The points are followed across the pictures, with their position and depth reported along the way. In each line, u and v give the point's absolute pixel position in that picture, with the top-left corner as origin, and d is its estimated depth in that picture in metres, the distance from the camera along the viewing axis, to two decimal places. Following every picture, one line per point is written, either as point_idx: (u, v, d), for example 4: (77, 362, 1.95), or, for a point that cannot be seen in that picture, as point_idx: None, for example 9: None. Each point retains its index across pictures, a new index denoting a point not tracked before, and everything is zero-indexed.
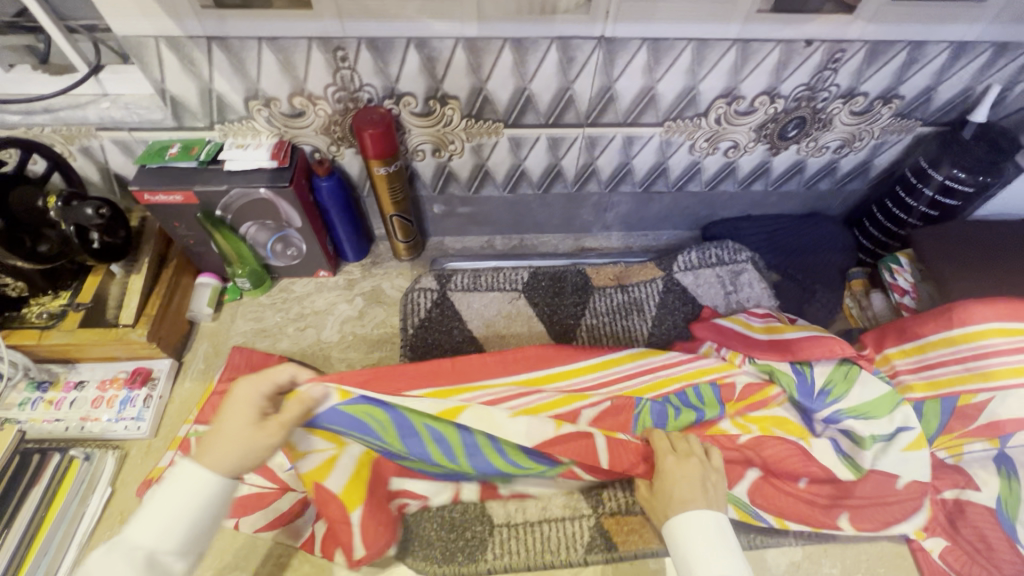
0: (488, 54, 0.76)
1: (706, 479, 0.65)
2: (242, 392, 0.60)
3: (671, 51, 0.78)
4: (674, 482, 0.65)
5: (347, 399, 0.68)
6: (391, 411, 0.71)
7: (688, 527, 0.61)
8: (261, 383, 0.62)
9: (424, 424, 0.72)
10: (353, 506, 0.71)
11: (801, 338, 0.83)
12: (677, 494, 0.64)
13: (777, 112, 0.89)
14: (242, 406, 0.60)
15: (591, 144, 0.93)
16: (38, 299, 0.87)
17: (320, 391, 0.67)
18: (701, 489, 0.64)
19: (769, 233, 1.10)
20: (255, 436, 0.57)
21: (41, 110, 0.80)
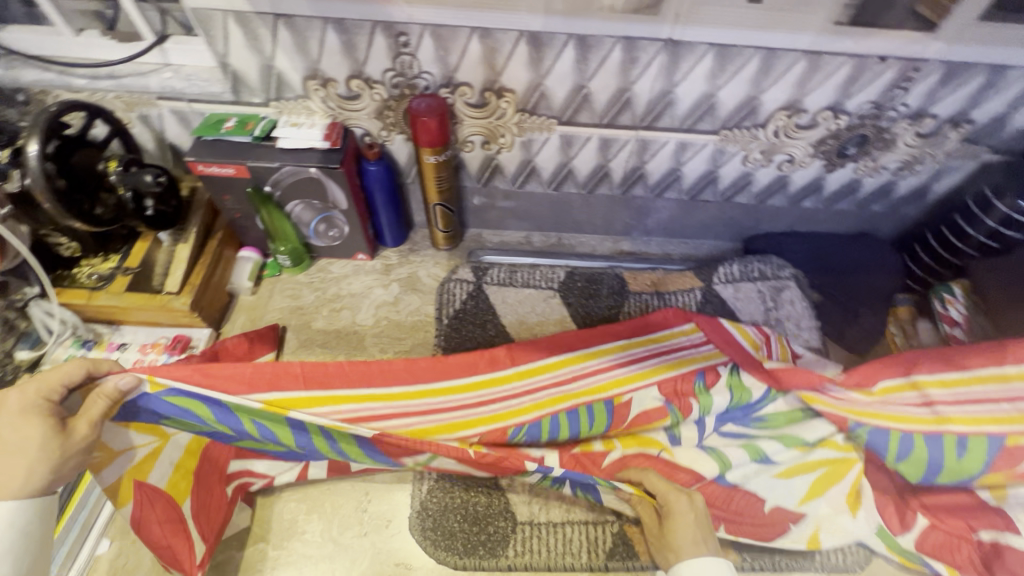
0: (551, 50, 0.75)
1: (705, 522, 0.68)
2: (15, 405, 0.56)
3: (737, 58, 0.76)
4: (679, 527, 0.68)
5: (162, 391, 0.65)
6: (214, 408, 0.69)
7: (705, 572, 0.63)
8: (35, 392, 0.57)
9: (253, 422, 0.72)
10: (182, 497, 0.72)
11: (795, 370, 0.82)
12: (681, 538, 0.67)
13: (839, 128, 0.86)
14: (25, 418, 0.56)
15: (643, 147, 0.91)
16: (88, 261, 0.89)
17: (130, 380, 0.62)
18: (702, 535, 0.67)
19: (816, 252, 1.07)
20: (53, 446, 0.56)
21: (105, 76, 0.82)
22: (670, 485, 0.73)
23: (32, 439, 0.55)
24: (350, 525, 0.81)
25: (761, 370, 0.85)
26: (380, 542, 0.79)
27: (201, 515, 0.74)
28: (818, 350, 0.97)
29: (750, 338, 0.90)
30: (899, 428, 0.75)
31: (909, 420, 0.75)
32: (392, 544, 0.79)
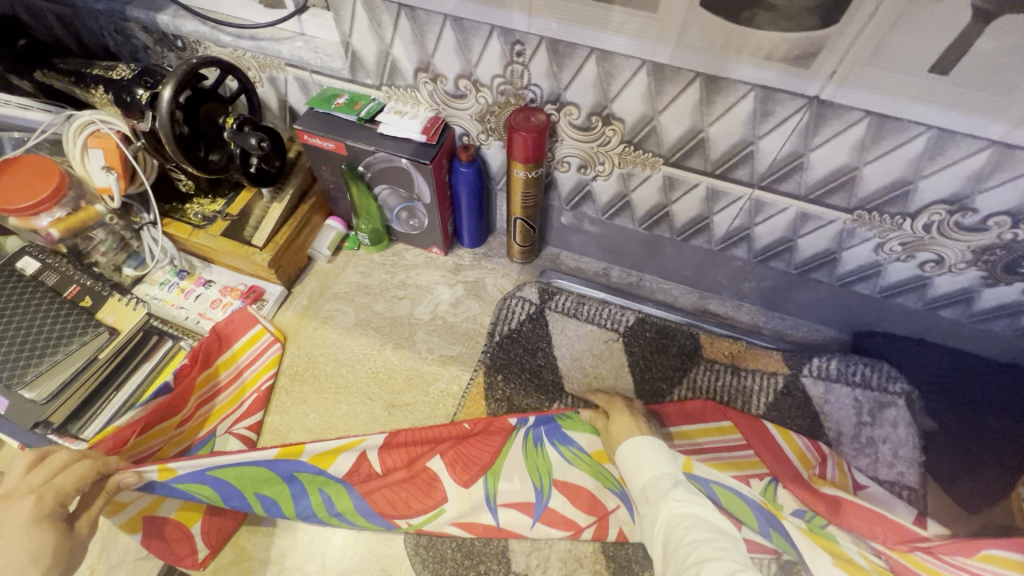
0: (673, 85, 0.68)
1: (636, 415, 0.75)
2: (27, 516, 0.54)
3: (899, 134, 0.63)
4: (619, 421, 0.74)
5: (172, 476, 0.65)
6: (217, 487, 0.69)
7: (632, 448, 0.67)
8: (52, 498, 0.56)
9: (254, 492, 0.72)
10: (194, 519, 0.73)
11: (861, 507, 0.76)
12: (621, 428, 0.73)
13: (1016, 240, 0.69)
14: (34, 527, 0.55)
15: (756, 208, 0.80)
16: (199, 200, 0.97)
17: (136, 474, 0.62)
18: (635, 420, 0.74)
19: (945, 371, 0.89)
20: (60, 554, 0.55)
21: (246, 37, 0.87)
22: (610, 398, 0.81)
23: (48, 547, 0.55)
24: None
25: (817, 494, 0.77)
26: (371, 543, 0.78)
27: (207, 529, 0.74)
28: (913, 490, 0.81)
29: (801, 454, 0.83)
30: None
31: None
32: (384, 549, 0.77)
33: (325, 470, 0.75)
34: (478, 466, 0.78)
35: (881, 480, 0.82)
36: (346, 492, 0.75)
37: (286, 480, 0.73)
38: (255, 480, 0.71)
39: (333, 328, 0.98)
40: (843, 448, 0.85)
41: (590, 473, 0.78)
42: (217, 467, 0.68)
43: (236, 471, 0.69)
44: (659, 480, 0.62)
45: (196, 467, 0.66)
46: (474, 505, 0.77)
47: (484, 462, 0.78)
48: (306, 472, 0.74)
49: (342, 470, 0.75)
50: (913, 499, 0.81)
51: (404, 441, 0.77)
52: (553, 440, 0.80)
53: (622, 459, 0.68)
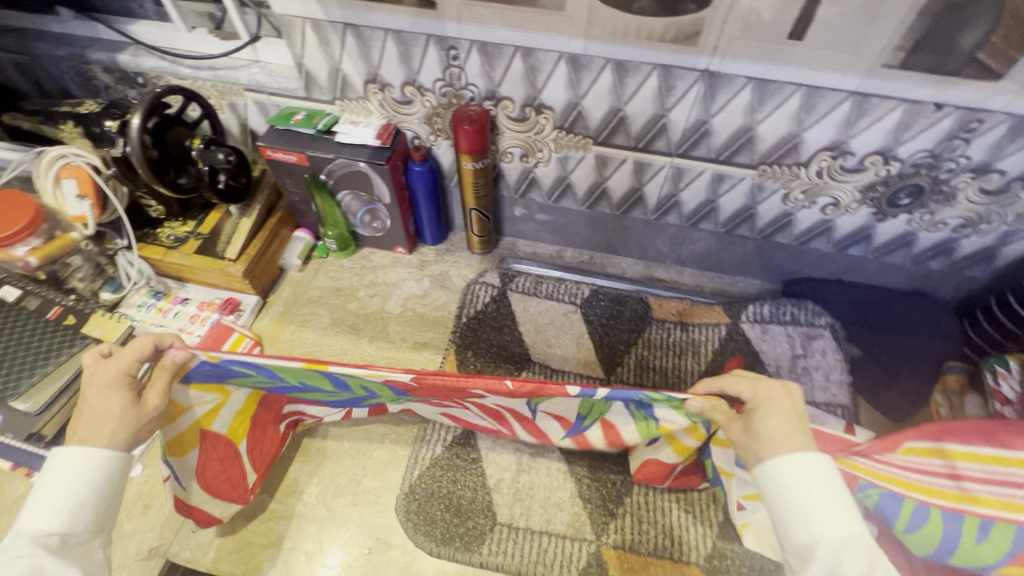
0: (588, 72, 0.79)
1: (794, 412, 0.61)
2: (103, 376, 0.61)
3: (778, 94, 0.75)
4: (772, 419, 0.61)
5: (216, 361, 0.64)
6: (262, 371, 0.67)
7: (788, 480, 0.58)
8: (123, 364, 0.62)
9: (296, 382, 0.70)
10: (239, 438, 0.78)
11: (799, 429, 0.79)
12: (777, 434, 0.60)
13: (890, 175, 0.82)
14: (107, 390, 0.61)
15: (678, 175, 0.91)
16: (169, 223, 1.02)
17: (187, 353, 0.64)
18: (793, 428, 0.60)
19: (861, 304, 1.01)
20: (129, 416, 0.61)
21: (205, 68, 0.95)
22: (752, 380, 0.64)
23: (116, 409, 0.60)
24: (344, 493, 0.85)
25: None
26: (365, 515, 0.83)
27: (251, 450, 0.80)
28: (845, 407, 0.92)
29: None
30: (913, 496, 0.68)
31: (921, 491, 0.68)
32: (377, 520, 0.83)
33: (361, 378, 0.67)
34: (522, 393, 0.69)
35: (818, 403, 0.93)
36: (390, 390, 0.73)
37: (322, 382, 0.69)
38: (292, 373, 0.67)
39: (310, 329, 1.04)
40: (783, 379, 0.95)
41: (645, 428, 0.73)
42: (260, 364, 0.65)
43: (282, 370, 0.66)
44: (845, 548, 0.54)
45: (236, 358, 0.64)
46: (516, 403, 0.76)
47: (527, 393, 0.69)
48: (346, 377, 0.67)
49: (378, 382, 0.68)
50: (847, 416, 0.92)
51: (431, 383, 0.67)
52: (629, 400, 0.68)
53: (780, 490, 0.58)
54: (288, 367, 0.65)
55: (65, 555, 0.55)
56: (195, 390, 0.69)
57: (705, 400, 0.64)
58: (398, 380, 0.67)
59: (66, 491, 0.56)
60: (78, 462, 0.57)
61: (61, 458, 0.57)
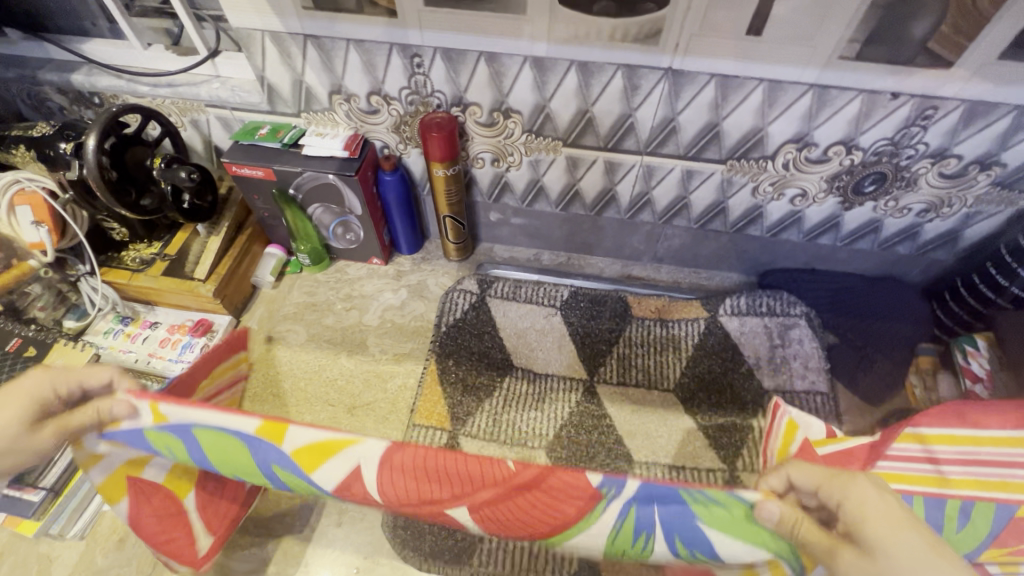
0: (554, 74, 0.79)
1: (914, 525, 0.45)
2: (27, 384, 0.54)
3: (741, 89, 0.76)
4: (892, 533, 0.44)
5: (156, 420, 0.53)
6: (193, 450, 0.54)
7: None
8: (56, 382, 0.55)
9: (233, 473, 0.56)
10: (185, 493, 0.67)
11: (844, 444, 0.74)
12: (911, 555, 0.42)
13: (854, 164, 0.84)
14: (16, 398, 0.53)
15: (648, 173, 0.92)
16: (134, 246, 0.99)
17: (131, 409, 0.54)
18: (929, 551, 0.43)
19: (834, 291, 1.02)
20: (12, 437, 0.52)
21: (164, 85, 0.93)
22: (836, 475, 0.50)
23: (8, 427, 0.52)
24: (329, 514, 0.85)
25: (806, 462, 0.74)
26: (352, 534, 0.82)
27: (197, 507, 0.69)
28: (824, 394, 0.93)
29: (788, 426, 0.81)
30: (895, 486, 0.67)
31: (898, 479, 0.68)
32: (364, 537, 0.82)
33: (312, 478, 0.53)
34: (526, 530, 0.54)
35: (798, 391, 0.94)
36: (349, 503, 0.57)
37: (264, 475, 0.54)
38: (229, 455, 0.54)
39: (286, 346, 1.02)
40: (762, 370, 0.97)
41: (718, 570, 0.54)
42: (197, 428, 0.53)
43: (220, 441, 0.53)
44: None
45: (182, 417, 0.53)
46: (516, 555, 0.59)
47: (536, 528, 0.53)
48: (290, 469, 0.53)
49: (332, 483, 0.53)
50: (827, 403, 0.93)
51: (401, 477, 0.52)
52: (672, 533, 0.50)
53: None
54: (227, 434, 0.52)
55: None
56: (111, 444, 0.57)
57: (786, 507, 0.47)
58: (360, 476, 0.53)
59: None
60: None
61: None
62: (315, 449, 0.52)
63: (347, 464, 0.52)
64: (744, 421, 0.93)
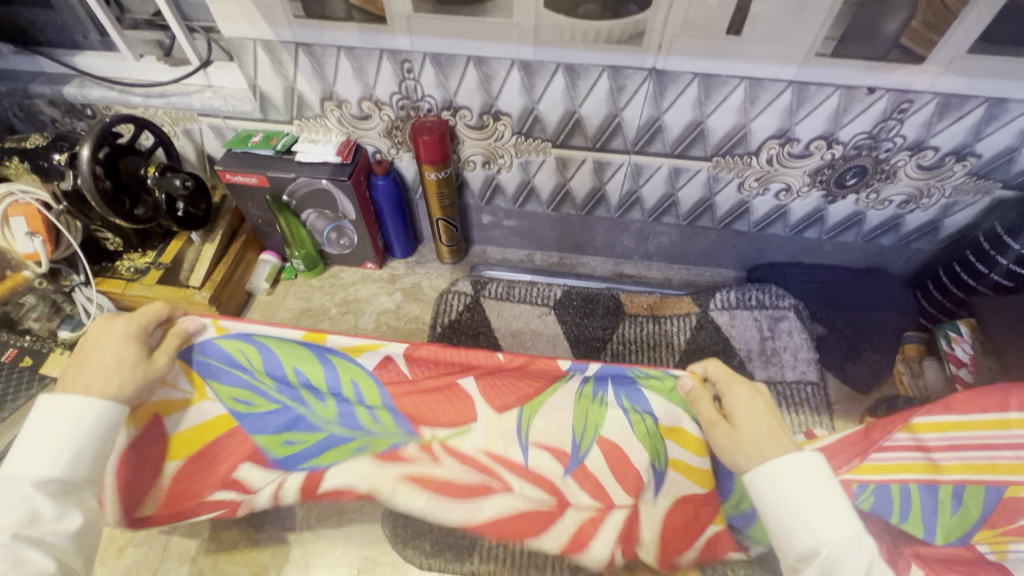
0: (541, 77, 0.81)
1: (768, 407, 0.60)
2: (122, 330, 0.62)
3: (723, 87, 0.78)
4: (749, 417, 0.59)
5: (220, 333, 0.70)
6: (262, 351, 0.72)
7: (778, 477, 0.54)
8: (138, 322, 0.63)
9: (292, 368, 0.73)
10: (172, 458, 0.77)
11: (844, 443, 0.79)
12: (758, 433, 0.58)
13: (835, 158, 0.86)
14: (116, 344, 0.61)
15: (636, 171, 0.94)
16: (129, 255, 1.00)
17: (199, 325, 0.69)
18: (773, 427, 0.58)
19: (821, 284, 1.05)
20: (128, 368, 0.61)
21: (156, 95, 0.94)
22: (732, 373, 0.63)
23: (128, 361, 0.61)
24: (327, 517, 0.86)
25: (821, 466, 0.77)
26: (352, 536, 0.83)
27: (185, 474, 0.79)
28: (814, 384, 0.95)
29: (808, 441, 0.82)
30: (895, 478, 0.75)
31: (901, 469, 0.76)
32: None
33: (357, 364, 0.73)
34: (515, 398, 0.78)
35: (789, 382, 0.96)
36: (379, 391, 0.77)
37: (320, 363, 0.73)
38: (291, 353, 0.72)
39: None
40: (754, 362, 0.98)
41: (647, 448, 0.76)
42: (263, 335, 0.71)
43: (284, 346, 0.72)
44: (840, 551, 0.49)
45: (245, 330, 0.71)
46: (502, 433, 0.80)
47: (522, 396, 0.77)
48: (341, 358, 0.73)
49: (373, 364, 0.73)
50: (817, 393, 0.95)
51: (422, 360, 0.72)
52: (620, 394, 0.72)
53: (773, 488, 0.54)
54: (287, 339, 0.70)
55: (63, 499, 0.54)
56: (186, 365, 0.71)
57: (697, 382, 0.64)
58: (392, 359, 0.72)
59: (63, 440, 0.54)
60: (77, 410, 0.56)
61: (52, 402, 0.55)
62: (357, 349, 0.71)
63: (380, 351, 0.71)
64: None
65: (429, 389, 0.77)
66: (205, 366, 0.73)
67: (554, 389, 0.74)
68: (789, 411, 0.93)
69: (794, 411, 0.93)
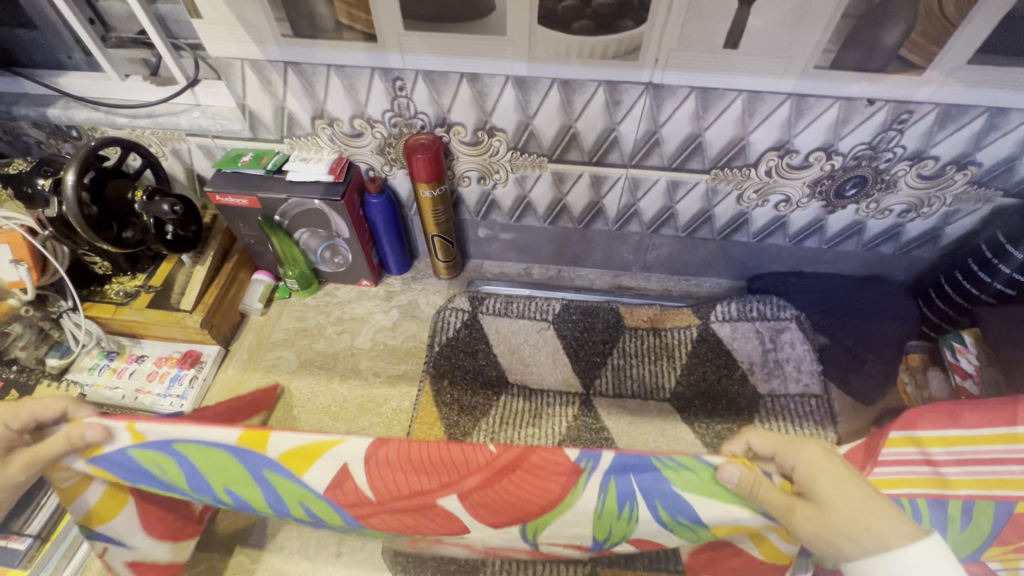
0: (536, 93, 0.79)
1: (846, 472, 0.50)
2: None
3: (720, 101, 0.77)
4: (837, 492, 0.48)
5: (138, 440, 0.57)
6: (184, 465, 0.58)
7: (912, 565, 0.44)
8: (16, 415, 0.56)
9: (221, 487, 0.59)
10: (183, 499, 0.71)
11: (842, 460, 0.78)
12: (853, 509, 0.47)
13: (835, 169, 0.85)
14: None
15: (634, 185, 0.93)
16: (118, 278, 0.98)
17: (103, 432, 0.56)
18: (868, 497, 0.48)
19: (822, 294, 1.03)
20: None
21: (143, 116, 0.92)
22: (788, 439, 0.53)
23: None
24: (327, 544, 0.85)
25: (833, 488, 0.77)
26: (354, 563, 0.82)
27: (210, 505, 0.73)
28: (818, 396, 0.94)
29: None
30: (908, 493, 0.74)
31: (915, 483, 0.74)
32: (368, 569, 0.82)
33: (300, 481, 0.58)
34: (510, 516, 0.59)
35: (792, 395, 0.95)
36: (338, 514, 0.61)
37: (253, 481, 0.58)
38: (219, 469, 0.58)
39: (277, 374, 1.01)
40: (756, 375, 0.97)
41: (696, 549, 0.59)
42: (186, 444, 0.57)
43: (209, 456, 0.57)
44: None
45: (163, 434, 0.57)
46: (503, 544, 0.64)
47: (518, 513, 0.58)
48: (279, 474, 0.58)
49: (322, 485, 0.58)
50: (821, 405, 0.93)
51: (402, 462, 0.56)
52: (652, 502, 0.54)
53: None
54: (217, 447, 0.57)
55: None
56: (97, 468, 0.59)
57: (744, 467, 0.52)
58: (347, 476, 0.57)
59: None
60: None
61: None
62: (303, 453, 0.56)
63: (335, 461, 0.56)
64: (740, 427, 0.93)
65: (404, 507, 0.60)
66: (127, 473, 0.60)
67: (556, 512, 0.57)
68: (793, 425, 0.92)
69: (798, 424, 0.92)
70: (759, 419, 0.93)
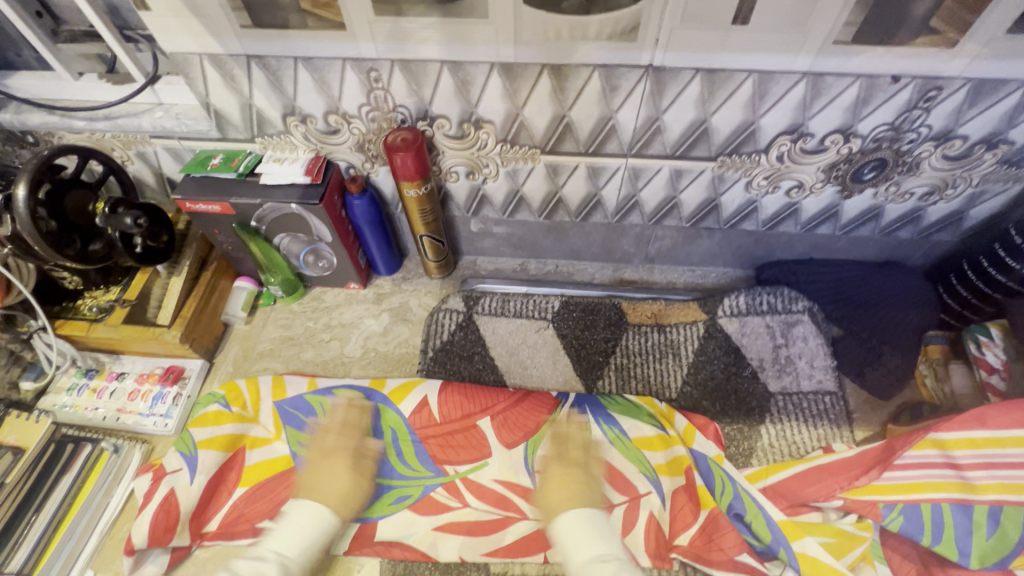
0: (525, 80, 0.72)
1: (579, 468, 0.76)
2: (331, 443, 0.81)
3: (727, 84, 0.70)
4: (558, 487, 0.74)
5: (313, 387, 0.89)
6: (333, 400, 0.87)
7: (569, 521, 0.69)
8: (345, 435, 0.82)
9: (352, 417, 0.86)
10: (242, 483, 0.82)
11: (837, 461, 0.78)
12: (562, 497, 0.73)
13: (852, 152, 0.78)
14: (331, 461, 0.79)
15: (635, 175, 0.86)
16: (91, 293, 0.92)
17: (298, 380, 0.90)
18: (572, 486, 0.74)
19: (836, 282, 0.97)
20: (358, 481, 0.78)
21: (102, 118, 0.85)
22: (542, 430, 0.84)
23: (344, 473, 0.77)
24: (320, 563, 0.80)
25: (826, 482, 0.76)
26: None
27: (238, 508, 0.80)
28: (832, 394, 0.90)
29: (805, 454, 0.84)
30: (925, 498, 0.71)
31: (933, 488, 0.71)
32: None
33: (397, 409, 0.86)
34: (522, 432, 0.84)
35: (805, 392, 0.90)
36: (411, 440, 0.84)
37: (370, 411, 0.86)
38: (348, 403, 0.87)
39: None
40: (767, 372, 0.92)
41: (628, 457, 0.81)
42: (340, 386, 0.89)
43: (350, 395, 0.88)
44: (599, 562, 0.64)
45: (329, 383, 0.89)
46: (515, 466, 0.82)
47: (530, 427, 0.84)
48: (388, 408, 0.87)
49: (410, 410, 0.86)
50: (836, 402, 0.89)
51: (457, 392, 0.88)
52: (600, 421, 0.84)
53: (560, 537, 0.69)
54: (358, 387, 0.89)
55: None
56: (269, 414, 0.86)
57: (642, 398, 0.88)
58: (426, 405, 0.86)
59: (303, 536, 0.70)
60: (314, 514, 0.72)
61: (298, 505, 0.73)
62: (406, 386, 0.88)
63: (419, 395, 0.87)
64: (751, 428, 0.88)
65: (454, 427, 0.85)
66: (285, 413, 0.86)
67: (549, 424, 0.85)
68: (806, 425, 0.88)
69: (812, 425, 0.88)
70: (771, 418, 0.88)
